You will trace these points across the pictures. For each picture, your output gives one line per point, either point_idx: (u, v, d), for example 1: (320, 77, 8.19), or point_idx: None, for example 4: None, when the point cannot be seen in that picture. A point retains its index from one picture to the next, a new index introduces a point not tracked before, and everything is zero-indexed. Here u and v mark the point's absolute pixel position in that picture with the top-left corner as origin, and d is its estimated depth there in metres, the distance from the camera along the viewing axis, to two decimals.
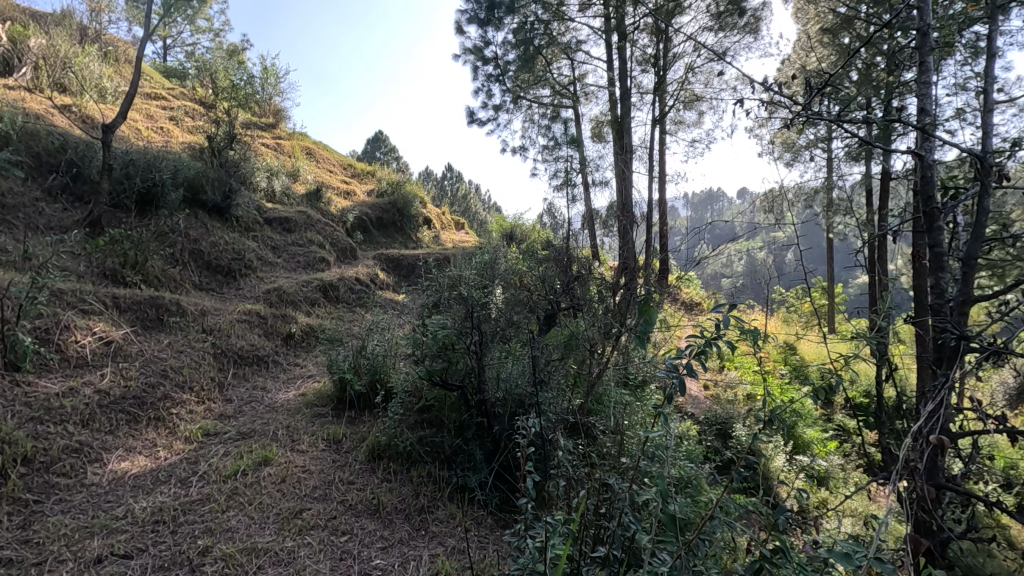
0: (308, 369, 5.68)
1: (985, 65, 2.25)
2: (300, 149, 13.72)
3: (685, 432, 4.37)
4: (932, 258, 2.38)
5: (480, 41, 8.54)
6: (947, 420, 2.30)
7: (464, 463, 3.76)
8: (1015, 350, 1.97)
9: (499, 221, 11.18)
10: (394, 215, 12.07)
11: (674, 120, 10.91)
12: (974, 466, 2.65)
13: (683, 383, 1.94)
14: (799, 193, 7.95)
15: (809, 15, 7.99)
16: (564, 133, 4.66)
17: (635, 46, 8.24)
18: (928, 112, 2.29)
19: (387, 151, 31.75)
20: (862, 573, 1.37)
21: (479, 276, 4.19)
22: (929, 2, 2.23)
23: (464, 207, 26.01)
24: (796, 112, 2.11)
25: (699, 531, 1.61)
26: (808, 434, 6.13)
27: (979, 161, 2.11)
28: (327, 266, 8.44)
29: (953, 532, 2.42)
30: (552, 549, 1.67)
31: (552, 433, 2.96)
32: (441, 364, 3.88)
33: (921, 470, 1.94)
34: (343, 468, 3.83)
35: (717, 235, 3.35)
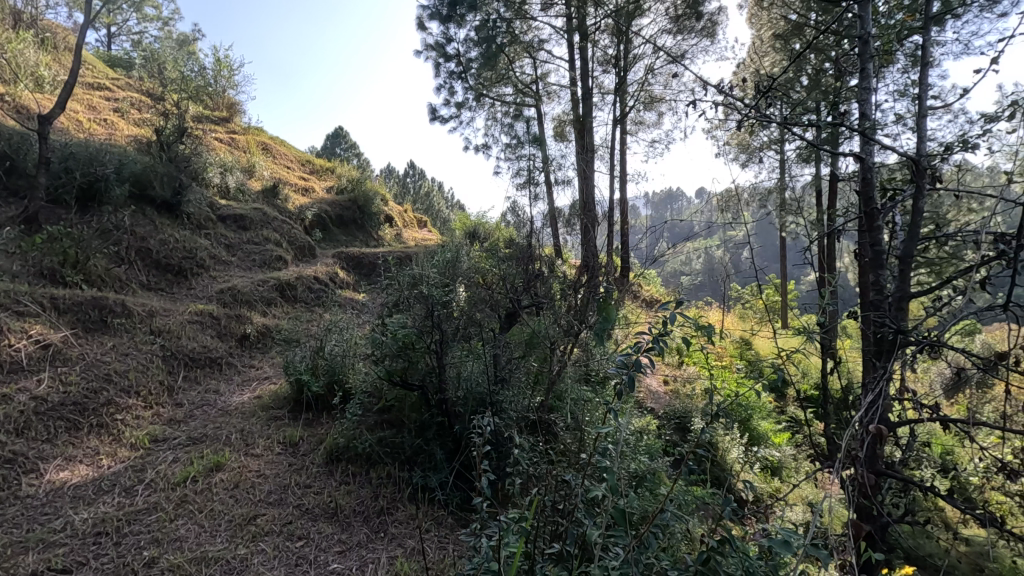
0: (264, 371, 5.50)
1: (921, 73, 2.36)
2: (256, 144, 13.31)
3: (645, 427, 4.44)
4: (873, 256, 2.49)
5: (442, 37, 8.46)
6: (886, 411, 2.40)
7: (425, 463, 3.71)
8: (946, 343, 2.08)
9: (462, 220, 11.11)
10: (355, 213, 11.85)
11: (635, 120, 11.09)
12: (912, 453, 2.78)
13: (635, 379, 1.97)
14: (754, 193, 8.21)
15: (762, 20, 8.26)
16: (526, 132, 4.66)
17: (596, 47, 8.33)
18: (868, 117, 2.39)
19: (348, 147, 31.10)
20: (800, 560, 1.46)
21: (440, 275, 4.15)
22: (870, 12, 2.33)
23: (427, 205, 25.70)
24: (746, 115, 2.17)
25: (650, 525, 1.64)
26: (763, 426, 6.34)
27: (914, 164, 2.22)
28: (284, 265, 8.20)
29: (892, 517, 2.53)
30: (507, 547, 1.68)
31: (512, 431, 2.96)
32: (401, 364, 3.83)
33: (863, 459, 2.02)
34: (299, 472, 3.74)
35: (675, 233, 3.38)
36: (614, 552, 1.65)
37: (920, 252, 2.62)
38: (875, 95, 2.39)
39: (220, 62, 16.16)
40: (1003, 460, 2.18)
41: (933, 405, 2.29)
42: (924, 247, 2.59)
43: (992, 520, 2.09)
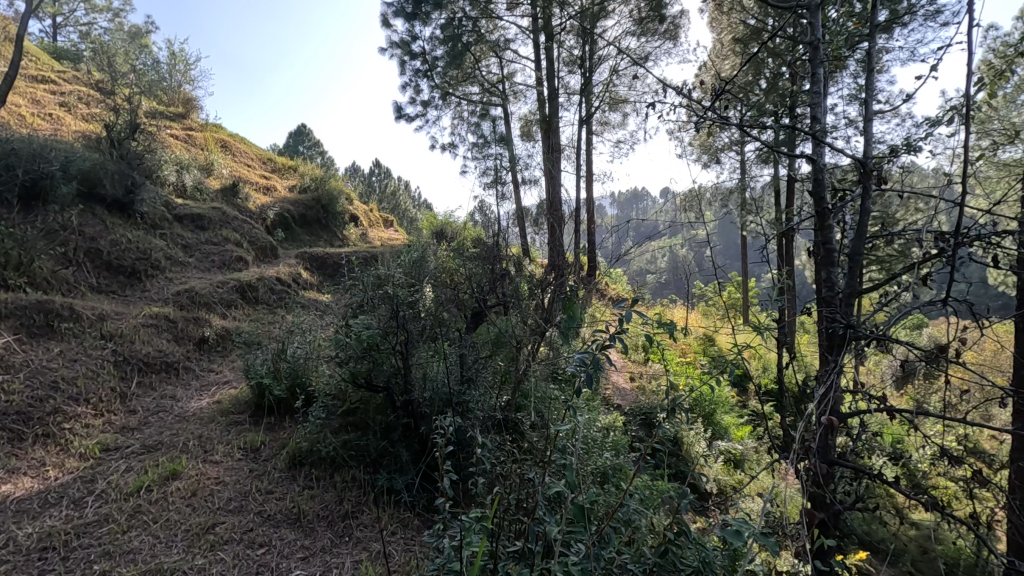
0: (223, 375, 5.33)
1: (868, 78, 2.45)
2: (214, 142, 12.90)
3: (611, 423, 4.49)
4: (824, 254, 2.60)
5: (407, 35, 8.37)
6: (837, 403, 2.48)
7: (390, 465, 3.67)
8: (891, 337, 2.17)
9: (428, 219, 11.04)
10: (319, 213, 11.62)
11: (600, 121, 11.22)
12: (864, 443, 2.89)
13: (593, 375, 2.00)
14: (715, 193, 8.41)
15: (722, 24, 8.47)
16: (493, 131, 4.64)
17: (562, 47, 8.38)
18: (819, 120, 2.48)
19: (311, 144, 30.45)
20: (748, 548, 1.53)
21: (405, 275, 4.11)
22: (821, 19, 2.42)
23: (393, 204, 25.37)
24: (705, 118, 2.22)
25: (609, 520, 1.67)
26: (726, 420, 6.51)
27: (861, 167, 2.31)
28: (244, 266, 7.98)
29: (844, 506, 2.49)
30: (469, 547, 1.69)
31: (478, 430, 2.96)
32: (365, 365, 3.78)
33: (814, 449, 2.08)
34: (261, 478, 3.65)
35: (639, 232, 3.44)
36: (575, 548, 1.67)
37: (868, 250, 2.73)
38: (825, 99, 2.48)
39: (175, 56, 15.57)
40: (944, 447, 2.29)
41: (881, 396, 2.39)
42: (872, 246, 2.70)
43: (934, 505, 2.18)
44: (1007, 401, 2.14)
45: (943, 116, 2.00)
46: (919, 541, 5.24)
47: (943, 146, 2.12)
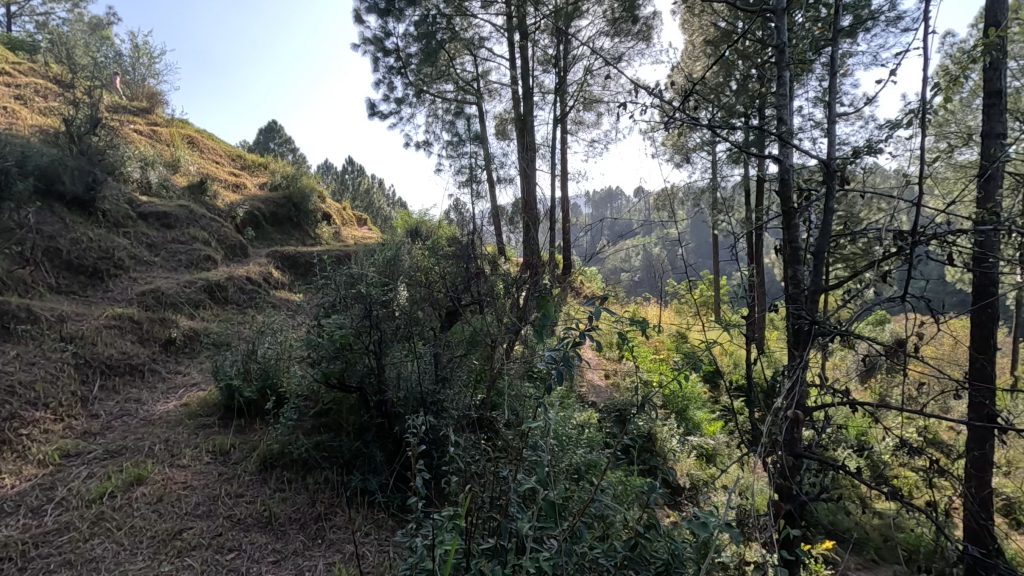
0: (192, 377, 5.19)
1: (833, 80, 2.51)
2: (180, 137, 12.56)
3: (587, 420, 4.53)
4: (790, 252, 2.67)
5: (380, 31, 8.28)
6: (803, 397, 2.55)
7: (364, 466, 3.64)
8: (854, 333, 2.24)
9: (403, 217, 10.93)
10: (291, 211, 11.41)
11: (575, 120, 11.28)
12: (829, 435, 2.97)
13: (563, 373, 2.01)
14: (688, 192, 8.54)
15: (694, 26, 8.60)
16: (468, 129, 4.62)
17: (536, 46, 8.40)
18: (786, 121, 2.54)
19: (282, 141, 29.82)
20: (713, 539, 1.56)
21: (379, 274, 4.07)
22: (787, 23, 2.47)
23: (367, 202, 25.08)
24: (676, 119, 2.26)
25: (578, 516, 1.69)
26: (699, 415, 6.62)
27: (826, 168, 2.38)
28: (213, 265, 7.78)
29: (811, 497, 2.55)
30: (441, 545, 1.69)
31: (452, 430, 2.95)
32: (338, 366, 3.72)
33: (780, 442, 2.14)
34: (230, 481, 3.57)
35: (613, 230, 3.47)
36: (546, 544, 1.69)
37: (833, 249, 2.80)
38: (790, 102, 2.54)
39: (138, 49, 15.09)
40: (903, 438, 2.37)
41: (844, 390, 2.45)
42: (836, 245, 2.78)
43: (893, 494, 2.26)
44: (962, 393, 2.22)
45: (901, 120, 2.08)
46: (882, 529, 5.43)
47: (901, 148, 2.20)
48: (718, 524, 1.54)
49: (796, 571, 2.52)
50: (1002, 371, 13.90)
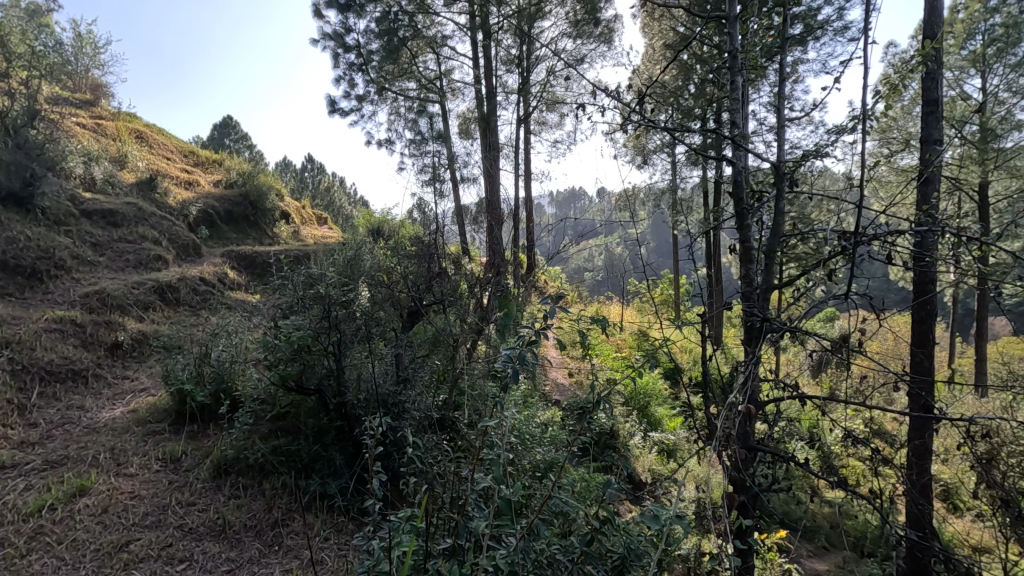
0: (140, 382, 4.98)
1: (782, 86, 2.60)
2: (128, 131, 12.01)
3: (550, 419, 4.57)
4: (743, 251, 2.76)
5: (341, 27, 8.11)
6: (756, 391, 2.62)
7: (323, 470, 3.56)
8: (801, 330, 2.33)
9: (366, 216, 10.74)
10: (247, 209, 11.07)
11: (538, 120, 11.34)
12: (781, 428, 3.08)
13: (519, 372, 2.00)
14: (649, 193, 8.71)
15: (654, 30, 8.77)
16: (431, 127, 4.58)
17: (500, 47, 8.41)
18: (739, 125, 2.61)
19: (237, 138, 28.89)
20: (667, 533, 1.58)
21: (339, 274, 3.98)
22: (740, 31, 2.54)
23: (328, 201, 24.60)
24: (633, 122, 2.30)
25: (535, 513, 1.69)
26: (659, 411, 6.76)
27: (776, 171, 2.46)
28: (163, 265, 7.48)
29: (763, 489, 2.62)
30: (397, 548, 1.68)
31: (413, 431, 2.92)
32: (296, 367, 3.64)
33: (733, 435, 2.20)
34: (182, 489, 3.45)
35: (576, 230, 3.49)
36: (504, 542, 1.68)
37: (784, 248, 2.90)
38: (743, 106, 2.62)
39: (81, 37, 14.32)
40: (848, 429, 2.47)
41: (794, 384, 2.54)
42: (787, 244, 2.88)
43: (838, 483, 2.36)
44: (902, 385, 2.33)
45: (845, 126, 2.16)
46: (831, 517, 5.66)
47: (847, 152, 2.29)
48: (669, 517, 1.58)
49: (749, 560, 2.61)
50: (938, 365, 14.77)
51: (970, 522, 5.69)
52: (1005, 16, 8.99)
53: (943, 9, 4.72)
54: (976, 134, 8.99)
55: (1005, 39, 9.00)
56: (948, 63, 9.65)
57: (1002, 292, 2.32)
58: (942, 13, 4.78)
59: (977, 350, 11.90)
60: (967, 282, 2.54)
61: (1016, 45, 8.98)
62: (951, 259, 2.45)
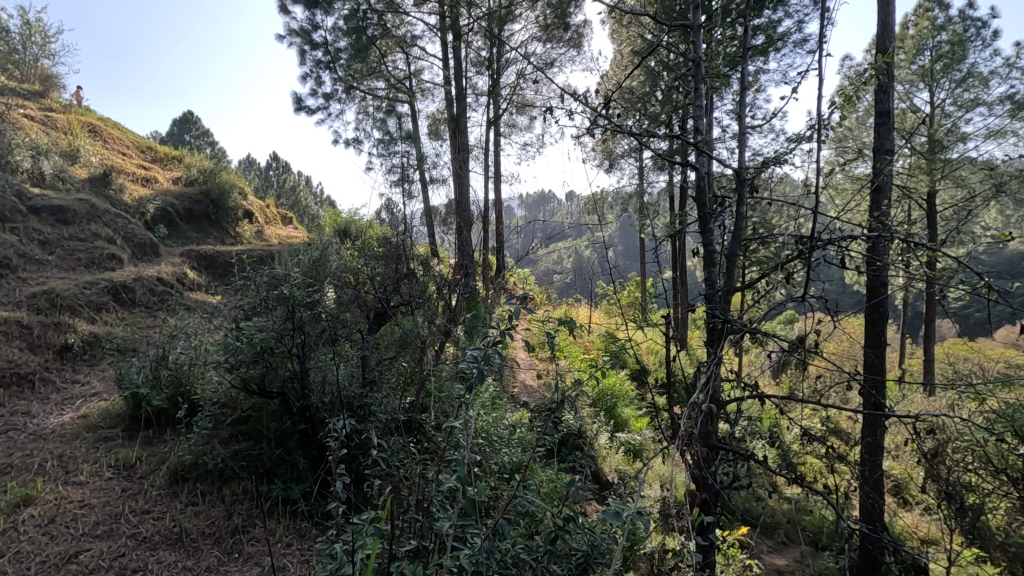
0: (91, 387, 4.77)
1: (742, 94, 2.68)
2: (80, 125, 11.50)
3: (518, 420, 4.58)
4: (706, 255, 2.82)
5: (307, 23, 7.96)
6: (717, 391, 2.69)
7: (286, 474, 3.49)
8: (761, 331, 2.39)
9: (332, 216, 10.56)
10: (207, 207, 10.75)
11: (508, 123, 11.37)
12: (741, 427, 3.16)
13: (484, 372, 1.99)
14: (617, 197, 8.84)
15: (622, 36, 8.91)
16: (399, 127, 4.54)
17: (470, 48, 8.38)
18: (702, 132, 2.67)
19: (197, 133, 28.01)
20: (629, 532, 1.59)
21: (303, 275, 3.90)
22: (702, 41, 2.60)
23: (292, 200, 24.10)
24: (599, 125, 2.32)
25: (498, 513, 1.69)
26: (626, 412, 6.86)
27: (737, 177, 2.53)
28: (118, 265, 7.20)
29: (724, 487, 2.68)
30: (360, 552, 1.66)
31: (379, 434, 2.89)
32: (258, 370, 3.55)
33: (695, 434, 2.25)
34: (136, 497, 3.32)
35: (545, 232, 3.50)
36: (468, 542, 1.68)
37: (745, 252, 2.98)
38: (706, 113, 2.69)
39: (29, 25, 13.64)
40: (805, 428, 2.55)
41: (754, 384, 2.61)
42: (748, 248, 2.96)
43: (795, 479, 2.44)
44: (855, 384, 2.42)
45: (803, 134, 2.24)
46: (790, 513, 5.85)
47: (805, 160, 2.37)
48: (631, 514, 1.60)
49: (711, 556, 2.67)
50: (889, 366, 15.44)
51: (918, 515, 5.95)
52: (951, 34, 9.50)
53: (895, 26, 4.94)
54: (925, 145, 9.44)
55: (951, 56, 9.50)
56: (899, 77, 10.10)
57: (946, 295, 2.44)
58: (894, 28, 5.00)
59: (926, 351, 12.48)
60: (915, 285, 2.66)
61: (961, 62, 9.49)
62: (901, 264, 2.56)
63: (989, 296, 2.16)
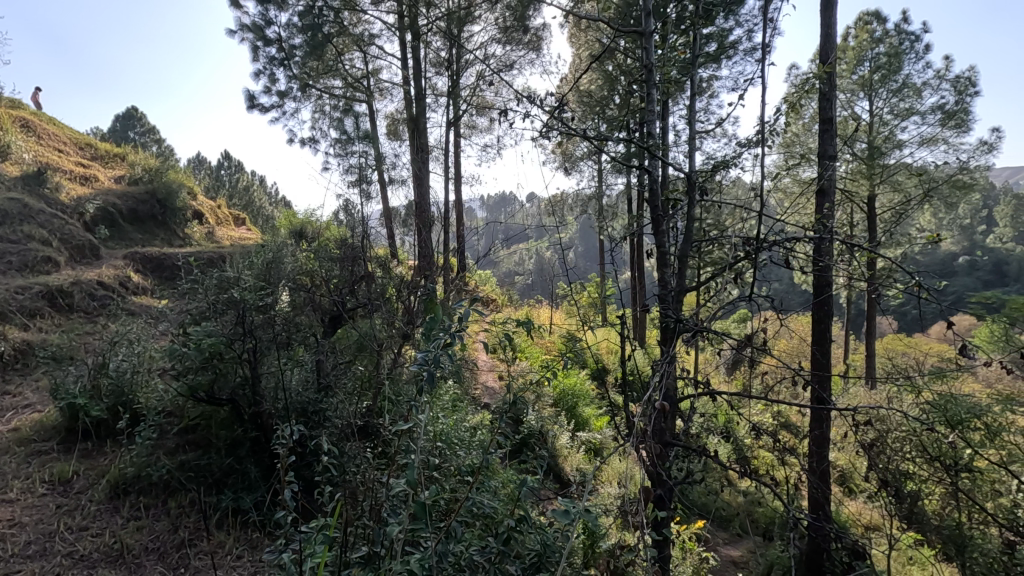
0: (24, 398, 4.47)
1: (692, 101, 2.74)
2: (11, 119, 10.80)
3: (479, 422, 4.55)
4: (659, 256, 2.86)
5: (260, 18, 7.73)
6: (672, 389, 2.75)
7: (237, 484, 3.37)
8: (712, 330, 2.44)
9: (287, 218, 10.26)
10: (154, 208, 10.27)
11: (468, 124, 11.35)
12: (697, 423, 3.23)
13: (434, 375, 1.88)
14: (577, 199, 8.94)
15: (581, 40, 9.02)
16: (357, 127, 4.46)
17: (429, 48, 8.32)
18: (653, 136, 2.73)
19: (142, 130, 26.82)
20: (579, 533, 1.55)
21: (255, 277, 3.77)
22: (652, 45, 2.65)
23: (245, 201, 23.35)
24: (553, 128, 2.32)
25: (449, 516, 1.66)
26: (586, 412, 6.95)
27: (687, 181, 2.59)
28: (54, 268, 6.81)
29: (678, 482, 2.74)
30: (309, 561, 1.63)
31: (333, 439, 2.81)
32: (207, 376, 3.41)
33: (649, 432, 2.28)
34: (73, 513, 3.15)
35: (507, 233, 3.46)
36: (420, 546, 1.65)
37: (699, 253, 3.04)
38: (659, 118, 2.74)
39: None
40: (755, 423, 2.61)
41: (706, 382, 2.68)
42: (702, 249, 3.02)
43: (746, 473, 2.51)
44: (802, 381, 2.51)
45: (750, 139, 2.30)
46: (744, 506, 6.04)
47: (752, 164, 2.45)
48: (580, 511, 1.57)
49: (666, 550, 2.73)
50: (836, 363, 16.17)
51: (861, 503, 6.24)
52: (888, 46, 10.05)
53: (836, 38, 5.18)
54: (865, 151, 9.94)
55: (889, 67, 10.03)
56: (841, 86, 10.60)
57: (884, 293, 2.55)
58: (836, 40, 5.25)
59: (869, 347, 13.13)
60: (857, 285, 2.78)
61: (897, 73, 10.04)
62: (844, 264, 2.66)
63: (921, 294, 2.27)
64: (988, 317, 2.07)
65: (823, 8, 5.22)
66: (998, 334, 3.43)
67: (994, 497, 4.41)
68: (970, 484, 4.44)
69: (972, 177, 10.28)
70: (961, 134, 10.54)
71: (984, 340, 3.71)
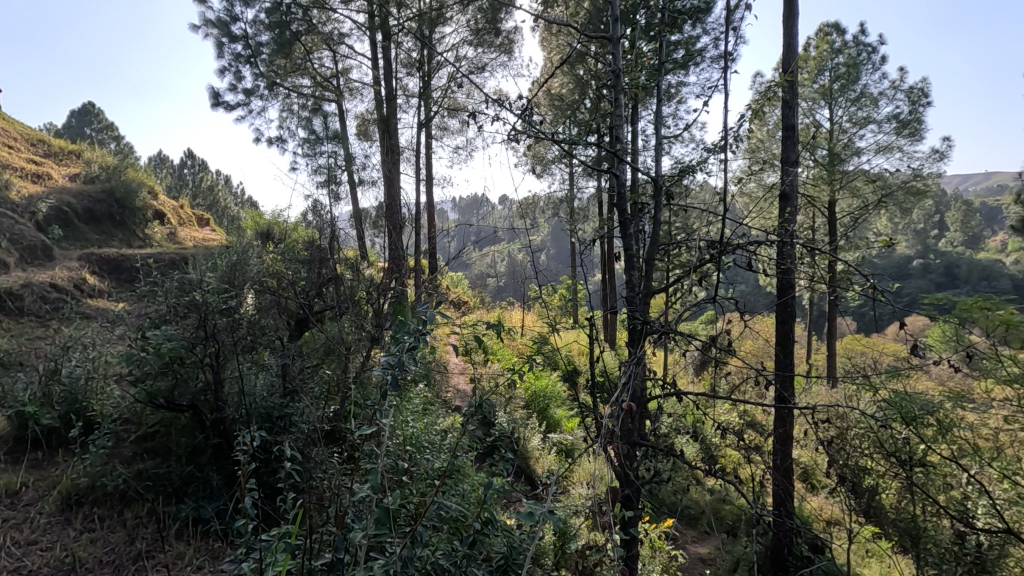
0: None
1: (660, 106, 2.76)
2: None
3: (451, 425, 4.51)
4: (627, 258, 2.89)
5: (226, 14, 7.54)
6: (640, 390, 2.77)
7: (198, 492, 3.29)
8: (679, 331, 2.46)
9: (254, 219, 10.04)
10: (111, 207, 9.91)
11: (439, 125, 11.32)
12: (665, 423, 3.27)
13: (400, 380, 1.83)
14: (548, 201, 8.99)
15: (552, 43, 9.08)
16: (326, 127, 4.40)
17: (399, 48, 8.25)
18: (620, 139, 2.75)
19: (99, 126, 25.85)
20: (544, 535, 1.55)
21: (218, 280, 3.67)
22: (621, 50, 2.67)
23: (209, 200, 22.72)
24: (521, 132, 2.31)
25: (414, 521, 1.63)
26: (558, 413, 6.99)
27: (654, 185, 2.62)
28: (2, 270, 6.50)
29: (647, 481, 2.77)
30: (269, 571, 1.59)
31: (298, 444, 2.75)
32: (166, 382, 3.29)
33: (616, 432, 2.29)
34: (21, 526, 3.02)
35: (478, 236, 3.44)
36: (383, 553, 1.63)
37: (667, 256, 3.09)
38: (627, 122, 2.76)
39: None
40: (721, 422, 2.65)
41: (674, 383, 2.70)
42: (670, 252, 3.07)
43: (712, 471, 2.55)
44: (765, 380, 2.56)
45: (716, 144, 2.34)
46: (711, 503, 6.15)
47: (717, 168, 2.50)
48: (545, 513, 1.56)
49: (635, 549, 2.76)
50: (798, 363, 16.68)
51: (823, 499, 6.43)
52: (846, 57, 10.42)
53: (797, 48, 5.35)
54: (826, 158, 10.28)
55: (847, 77, 10.40)
56: (803, 94, 10.94)
57: (842, 295, 2.63)
58: (797, 50, 5.42)
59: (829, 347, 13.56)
60: (819, 287, 2.86)
61: (855, 83, 10.41)
62: (805, 267, 2.72)
63: (877, 296, 2.35)
64: (939, 318, 2.15)
65: (785, 20, 5.38)
66: (949, 334, 3.57)
67: (946, 491, 4.60)
68: (924, 478, 4.61)
69: (924, 184, 10.73)
70: (915, 142, 10.99)
71: (938, 341, 3.87)
